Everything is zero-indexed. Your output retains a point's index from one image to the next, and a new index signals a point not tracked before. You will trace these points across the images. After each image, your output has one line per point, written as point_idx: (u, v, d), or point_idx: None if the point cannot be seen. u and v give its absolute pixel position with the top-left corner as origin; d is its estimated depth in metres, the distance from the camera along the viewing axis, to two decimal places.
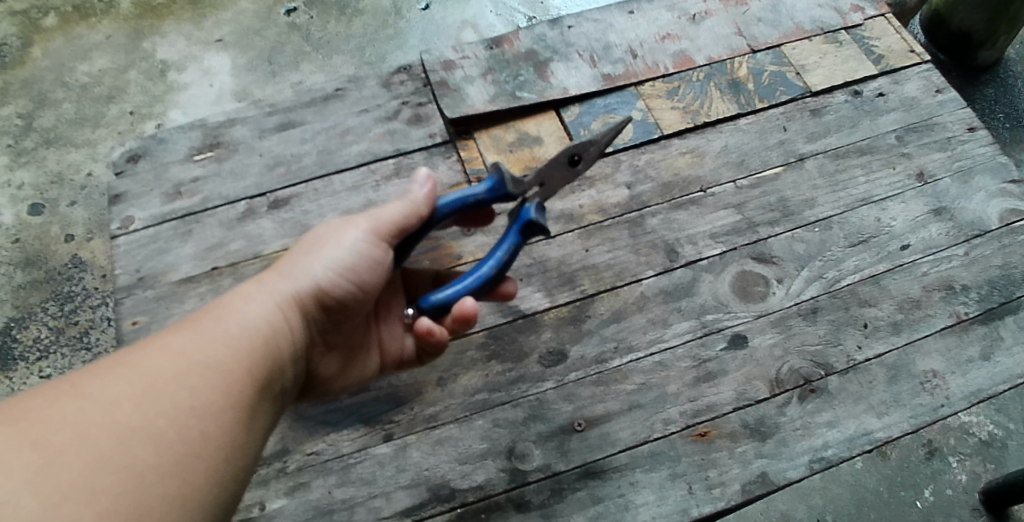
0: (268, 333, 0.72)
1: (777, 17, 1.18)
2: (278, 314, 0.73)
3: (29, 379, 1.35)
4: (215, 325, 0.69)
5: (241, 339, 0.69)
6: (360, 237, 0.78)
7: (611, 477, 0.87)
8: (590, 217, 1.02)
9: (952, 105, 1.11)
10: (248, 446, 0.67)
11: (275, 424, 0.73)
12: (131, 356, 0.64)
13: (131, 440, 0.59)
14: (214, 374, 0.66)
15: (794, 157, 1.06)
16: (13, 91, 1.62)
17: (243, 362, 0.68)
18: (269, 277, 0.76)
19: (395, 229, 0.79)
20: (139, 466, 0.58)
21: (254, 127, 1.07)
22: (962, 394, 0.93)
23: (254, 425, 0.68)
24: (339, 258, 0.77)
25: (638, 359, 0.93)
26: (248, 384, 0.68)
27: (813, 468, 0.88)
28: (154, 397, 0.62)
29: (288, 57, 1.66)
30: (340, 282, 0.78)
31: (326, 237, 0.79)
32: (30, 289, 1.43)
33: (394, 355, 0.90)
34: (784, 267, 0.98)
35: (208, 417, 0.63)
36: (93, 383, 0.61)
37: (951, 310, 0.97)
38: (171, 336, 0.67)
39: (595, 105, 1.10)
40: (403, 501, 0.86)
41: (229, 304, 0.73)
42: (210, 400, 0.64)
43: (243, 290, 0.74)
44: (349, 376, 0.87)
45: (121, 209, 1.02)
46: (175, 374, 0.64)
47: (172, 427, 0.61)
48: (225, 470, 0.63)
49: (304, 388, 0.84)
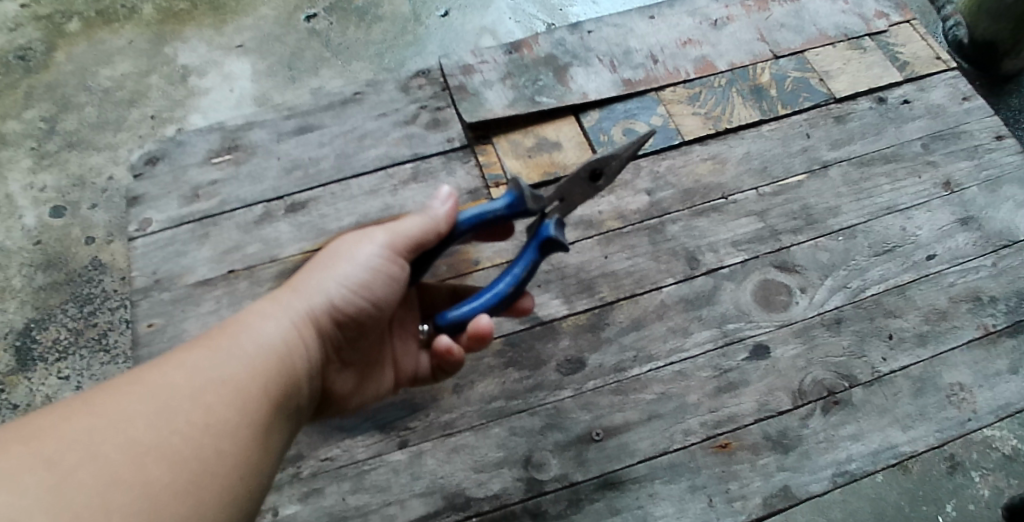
0: (283, 352, 0.71)
1: (800, 23, 1.16)
2: (293, 332, 0.73)
3: (48, 380, 1.36)
4: (230, 342, 0.69)
5: (256, 357, 0.69)
6: (377, 252, 0.78)
7: (629, 489, 0.86)
8: (609, 224, 1.00)
9: (979, 113, 1.08)
10: (263, 465, 0.66)
11: (290, 443, 0.72)
12: (144, 373, 0.63)
13: (145, 458, 0.58)
14: (228, 391, 0.65)
15: (817, 165, 1.04)
16: (37, 95, 1.63)
17: (258, 380, 0.67)
18: (283, 295, 0.76)
19: (412, 242, 0.79)
20: (153, 484, 0.57)
21: (272, 130, 1.07)
22: (990, 408, 0.90)
23: (269, 444, 0.67)
24: (354, 276, 0.77)
25: (658, 368, 0.91)
26: (263, 402, 0.67)
27: (836, 482, 0.86)
28: (168, 414, 0.61)
29: (308, 63, 1.66)
30: (354, 298, 0.78)
31: (341, 253, 0.79)
32: (51, 290, 1.44)
33: (409, 372, 0.89)
34: (807, 276, 0.97)
35: (222, 435, 0.63)
36: (107, 400, 0.61)
37: (979, 321, 0.95)
38: (185, 354, 0.66)
39: (615, 110, 1.09)
40: (418, 509, 0.85)
41: (244, 322, 0.72)
42: (224, 418, 0.63)
43: (257, 307, 0.73)
44: (364, 393, 0.87)
45: (139, 211, 1.02)
46: (190, 391, 0.63)
47: (187, 445, 0.60)
48: (239, 489, 0.63)
49: (321, 406, 0.83)
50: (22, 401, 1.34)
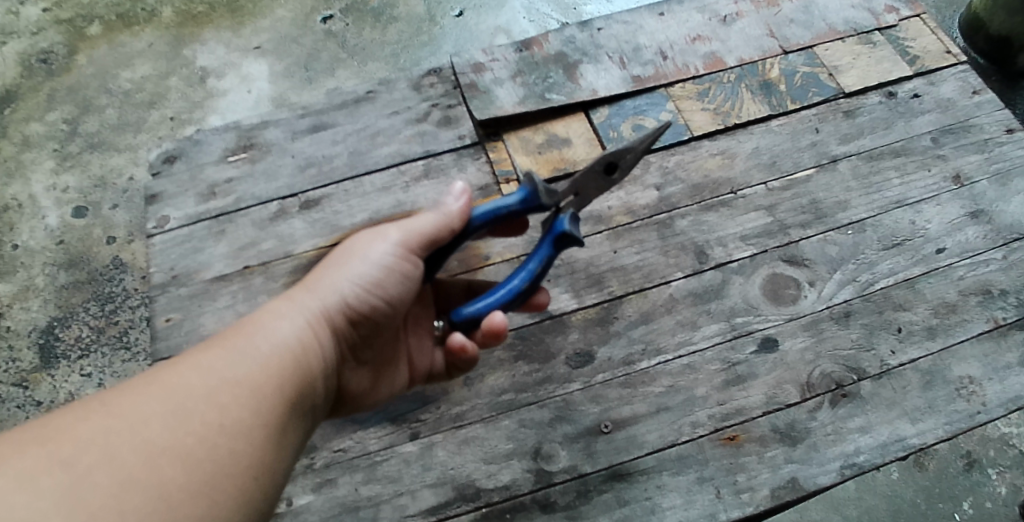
0: (298, 351, 0.71)
1: (809, 18, 1.16)
2: (307, 331, 0.73)
3: (71, 378, 1.38)
4: (245, 342, 0.69)
5: (271, 356, 0.69)
6: (390, 251, 0.78)
7: (638, 480, 0.87)
8: (618, 219, 1.01)
9: (990, 107, 1.08)
10: (279, 464, 0.66)
11: (307, 441, 0.72)
12: (160, 374, 0.64)
13: (159, 459, 0.59)
14: (243, 392, 0.65)
15: (826, 159, 1.04)
16: (59, 98, 1.65)
17: (273, 379, 0.68)
18: (297, 294, 0.76)
19: (425, 239, 0.79)
20: (167, 485, 0.58)
21: (287, 129, 1.09)
22: (1000, 401, 0.90)
23: (285, 443, 0.67)
24: (367, 274, 0.78)
25: (666, 362, 0.92)
26: (278, 401, 0.67)
27: (845, 474, 0.86)
28: (183, 414, 0.62)
29: (325, 64, 1.68)
30: (368, 297, 0.78)
31: (354, 251, 0.80)
32: (73, 289, 1.46)
33: (423, 370, 0.90)
34: (816, 270, 0.97)
35: (237, 435, 0.63)
36: (123, 401, 0.61)
37: (989, 314, 0.94)
38: (201, 355, 0.67)
39: (624, 107, 1.10)
40: (429, 499, 0.86)
41: (259, 321, 0.72)
42: (239, 418, 0.64)
43: (272, 307, 0.74)
44: (379, 391, 0.87)
45: (158, 209, 1.04)
46: (204, 391, 0.64)
47: (202, 446, 0.61)
48: (254, 489, 0.63)
49: (337, 404, 0.83)
50: (45, 398, 1.36)
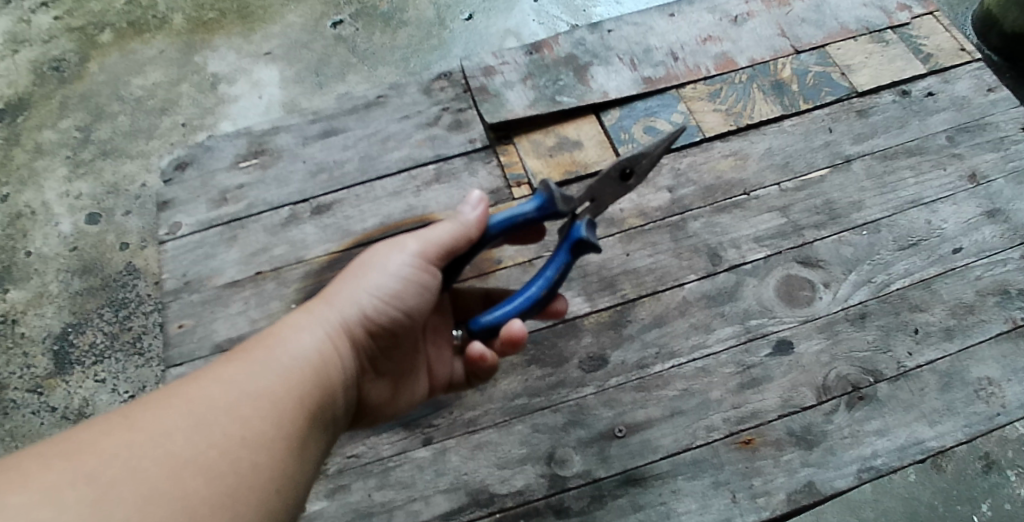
0: (319, 364, 0.70)
1: (821, 17, 1.16)
2: (327, 344, 0.72)
3: (85, 383, 1.38)
4: (265, 356, 0.68)
5: (292, 370, 0.68)
6: (408, 262, 0.77)
7: (653, 485, 0.86)
8: (630, 221, 1.00)
9: (1006, 104, 1.07)
10: (300, 477, 0.66)
11: (326, 454, 0.72)
12: (182, 389, 0.64)
13: (183, 472, 0.58)
14: (265, 405, 0.65)
15: (839, 159, 1.03)
16: (71, 105, 1.67)
17: (294, 392, 0.67)
18: (315, 306, 0.75)
19: (443, 250, 0.78)
20: (190, 498, 0.58)
21: (298, 134, 1.09)
22: (1019, 403, 0.89)
23: (306, 455, 0.67)
24: (385, 286, 0.76)
25: (680, 365, 0.91)
26: (300, 414, 0.67)
27: (862, 478, 0.85)
28: (205, 428, 0.61)
29: (335, 69, 1.69)
30: (387, 309, 0.77)
31: (370, 264, 0.78)
32: (87, 295, 1.46)
33: (443, 380, 0.88)
34: (830, 271, 0.96)
35: (259, 448, 0.63)
36: (147, 415, 0.61)
37: (1007, 315, 0.93)
38: (222, 369, 0.66)
39: (635, 108, 1.09)
40: (442, 505, 0.86)
41: (279, 335, 0.71)
42: (260, 431, 0.63)
43: (291, 320, 0.73)
44: (399, 402, 0.85)
45: (169, 215, 1.04)
46: (226, 405, 0.63)
47: (224, 459, 0.61)
48: (276, 502, 0.63)
49: (358, 417, 0.82)
50: (59, 404, 1.37)
